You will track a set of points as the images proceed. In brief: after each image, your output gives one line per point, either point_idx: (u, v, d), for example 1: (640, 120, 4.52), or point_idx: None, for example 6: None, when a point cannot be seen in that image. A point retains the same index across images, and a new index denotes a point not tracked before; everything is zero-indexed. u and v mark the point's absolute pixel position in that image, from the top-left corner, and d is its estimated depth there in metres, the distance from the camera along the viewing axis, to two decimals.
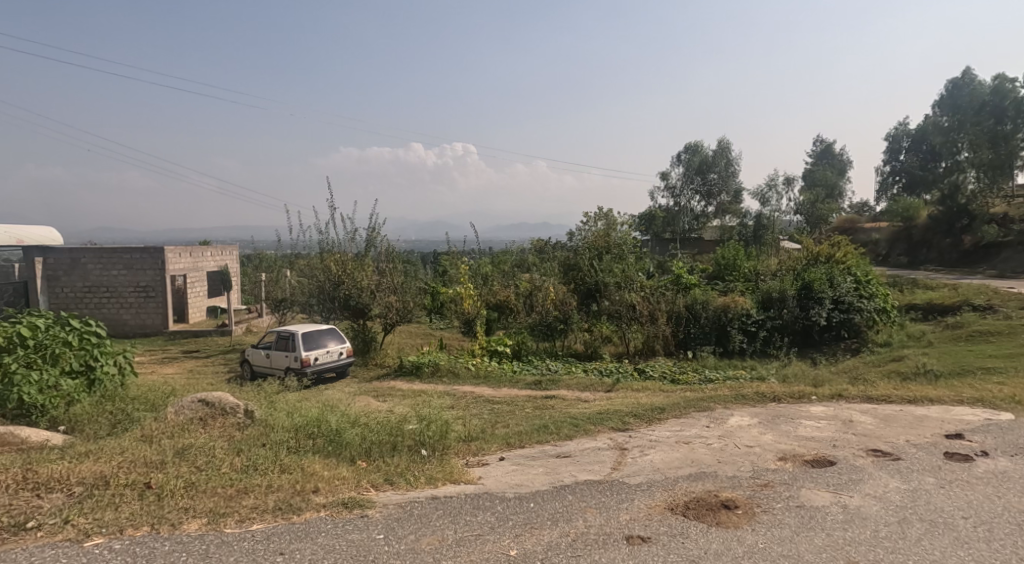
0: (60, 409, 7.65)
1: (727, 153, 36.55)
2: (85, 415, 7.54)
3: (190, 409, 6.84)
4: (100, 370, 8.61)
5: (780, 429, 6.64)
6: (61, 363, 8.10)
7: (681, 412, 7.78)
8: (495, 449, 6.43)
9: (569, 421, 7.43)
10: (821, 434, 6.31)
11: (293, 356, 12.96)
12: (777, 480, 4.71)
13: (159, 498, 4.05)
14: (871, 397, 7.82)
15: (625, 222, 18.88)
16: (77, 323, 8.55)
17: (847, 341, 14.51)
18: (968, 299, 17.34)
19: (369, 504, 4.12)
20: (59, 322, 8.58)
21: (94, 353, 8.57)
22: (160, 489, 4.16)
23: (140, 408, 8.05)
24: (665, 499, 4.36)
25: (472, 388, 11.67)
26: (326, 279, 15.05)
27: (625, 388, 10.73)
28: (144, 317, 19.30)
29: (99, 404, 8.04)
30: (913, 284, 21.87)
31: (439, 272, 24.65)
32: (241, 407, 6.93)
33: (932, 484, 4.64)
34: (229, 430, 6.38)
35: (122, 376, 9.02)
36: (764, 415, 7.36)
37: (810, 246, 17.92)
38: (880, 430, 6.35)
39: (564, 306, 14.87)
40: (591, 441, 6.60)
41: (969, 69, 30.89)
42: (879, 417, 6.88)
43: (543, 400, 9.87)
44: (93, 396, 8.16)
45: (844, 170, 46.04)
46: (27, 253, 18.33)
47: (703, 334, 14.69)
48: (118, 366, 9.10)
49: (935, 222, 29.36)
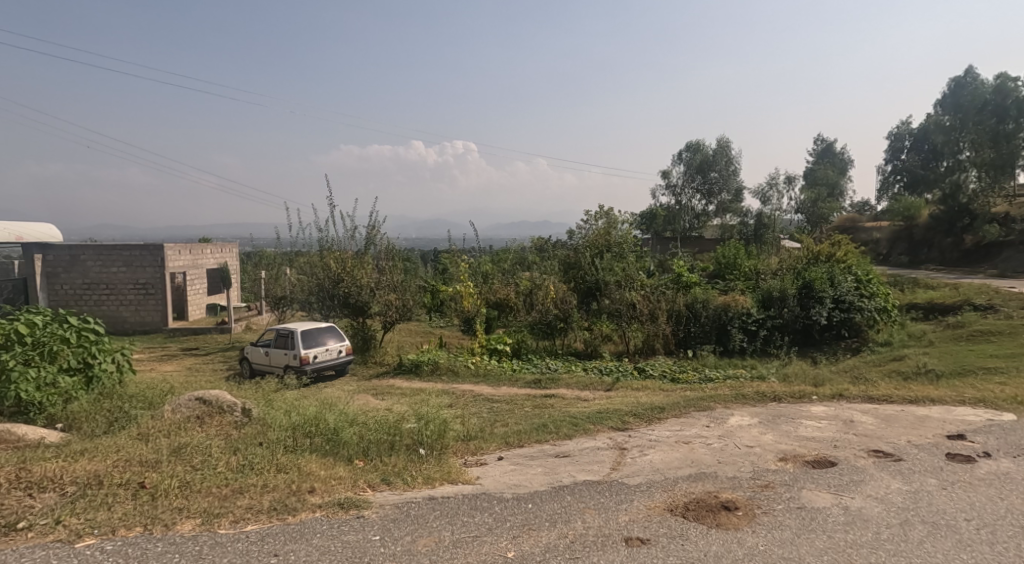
0: (60, 407, 7.66)
1: (728, 151, 36.45)
2: (82, 412, 7.53)
3: (187, 407, 6.81)
4: (99, 367, 8.61)
5: (780, 429, 6.60)
6: (58, 360, 8.10)
7: (680, 412, 7.75)
8: (493, 449, 6.41)
9: (568, 420, 7.40)
10: (822, 434, 6.28)
11: (293, 353, 12.95)
12: (778, 481, 4.67)
13: (152, 498, 4.01)
14: (872, 397, 7.80)
15: (626, 220, 18.87)
16: (76, 320, 8.51)
17: (847, 340, 14.51)
18: (969, 299, 17.28)
19: (365, 505, 4.08)
20: (58, 318, 8.53)
21: (92, 350, 8.54)
22: (154, 489, 4.11)
23: (138, 406, 8.04)
24: (665, 500, 4.32)
25: (471, 386, 11.62)
26: (326, 277, 15.00)
27: (624, 387, 10.68)
28: (144, 314, 19.28)
29: (97, 401, 8.04)
30: (913, 283, 21.94)
31: (440, 270, 24.63)
32: (238, 406, 6.90)
33: (933, 485, 4.60)
34: (226, 428, 6.34)
35: (120, 373, 8.99)
36: (764, 415, 7.32)
37: (811, 245, 17.90)
38: (881, 431, 6.31)
39: (564, 304, 14.80)
40: (590, 440, 6.57)
41: (973, 69, 30.73)
42: (881, 417, 6.84)
43: (542, 399, 9.84)
44: (92, 393, 8.16)
45: (845, 168, 46.02)
46: (27, 250, 18.33)
47: (703, 333, 14.64)
48: (117, 363, 9.07)
49: (936, 221, 29.18)
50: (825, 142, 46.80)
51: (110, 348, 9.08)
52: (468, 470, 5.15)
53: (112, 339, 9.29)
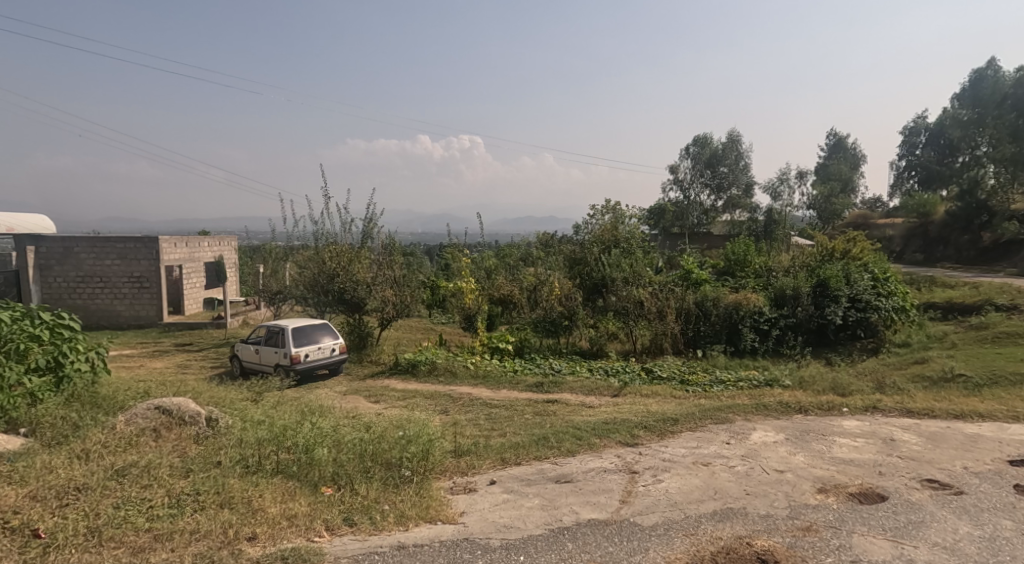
0: (25, 410, 6.95)
1: (738, 145, 35.52)
2: (46, 417, 6.82)
3: (144, 418, 5.99)
4: (72, 367, 7.89)
5: (812, 449, 5.82)
6: (26, 359, 7.39)
7: (696, 425, 6.96)
8: (487, 468, 5.67)
9: (571, 433, 6.63)
10: (861, 457, 5.50)
11: (283, 352, 12.23)
12: (821, 522, 3.92)
13: (44, 552, 3.51)
14: (911, 410, 6.99)
15: (634, 214, 18.14)
16: (47, 317, 7.74)
17: (863, 341, 13.74)
18: (991, 299, 16.40)
19: (316, 557, 3.54)
20: (27, 314, 7.77)
21: (63, 348, 7.79)
22: (51, 539, 3.61)
23: (112, 412, 7.29)
24: (687, 550, 3.66)
25: (469, 389, 10.88)
26: (320, 271, 14.25)
27: (634, 392, 9.89)
28: (138, 308, 18.61)
29: (67, 404, 7.30)
30: (929, 281, 21.09)
31: (441, 266, 23.88)
32: (203, 416, 6.14)
33: (1012, 531, 3.84)
34: (184, 444, 5.62)
35: (94, 373, 8.17)
36: (791, 430, 6.54)
37: (824, 241, 17.12)
38: (930, 453, 5.53)
39: (568, 301, 13.99)
40: (595, 459, 5.83)
41: (994, 59, 29.36)
42: (926, 436, 6.05)
43: (545, 405, 9.10)
44: (63, 392, 7.44)
45: (858, 164, 44.91)
46: (19, 242, 17.72)
47: (713, 332, 13.82)
48: (91, 363, 8.23)
49: (952, 218, 28.09)
50: (837, 136, 45.56)
51: (83, 347, 8.26)
52: (460, 502, 4.42)
53: (87, 336, 8.51)
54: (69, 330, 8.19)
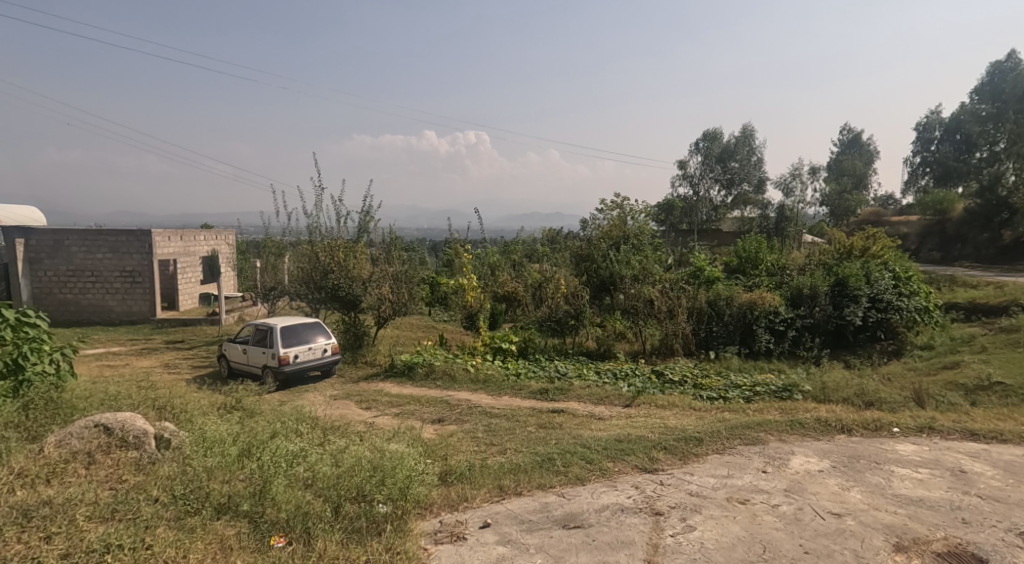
0: None
1: (750, 140, 34.51)
2: None
3: (79, 438, 5.07)
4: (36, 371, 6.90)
5: (868, 482, 4.89)
6: None
7: (725, 446, 6.01)
8: (482, 499, 4.77)
9: (580, 454, 5.69)
10: (932, 493, 4.61)
11: (271, 353, 11.32)
12: None
13: None
14: (975, 432, 6.05)
15: (642, 211, 17.06)
16: (6, 315, 6.71)
17: (884, 342, 12.77)
18: (1017, 299, 15.37)
19: None
20: None
21: (24, 348, 6.78)
22: None
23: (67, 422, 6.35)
24: None
25: (468, 395, 9.97)
26: (314, 267, 13.25)
27: (646, 402, 8.94)
28: (129, 303, 17.72)
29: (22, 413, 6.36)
30: (950, 281, 19.96)
31: (443, 262, 22.93)
32: (150, 437, 5.23)
33: None
34: (119, 474, 4.71)
35: (59, 377, 7.11)
36: (839, 455, 5.60)
37: (842, 239, 16.06)
38: (1015, 491, 4.62)
39: (575, 300, 13.02)
40: (610, 490, 4.95)
41: (1013, 52, 28.52)
42: (1003, 467, 5.11)
43: (549, 415, 8.21)
44: (19, 395, 6.53)
45: (872, 161, 43.61)
46: (8, 235, 16.95)
47: (726, 333, 12.84)
48: (57, 365, 7.14)
49: (971, 215, 26.77)
50: (852, 133, 44.32)
51: (48, 346, 7.18)
52: None
53: (54, 335, 7.45)
54: (33, 328, 7.10)
